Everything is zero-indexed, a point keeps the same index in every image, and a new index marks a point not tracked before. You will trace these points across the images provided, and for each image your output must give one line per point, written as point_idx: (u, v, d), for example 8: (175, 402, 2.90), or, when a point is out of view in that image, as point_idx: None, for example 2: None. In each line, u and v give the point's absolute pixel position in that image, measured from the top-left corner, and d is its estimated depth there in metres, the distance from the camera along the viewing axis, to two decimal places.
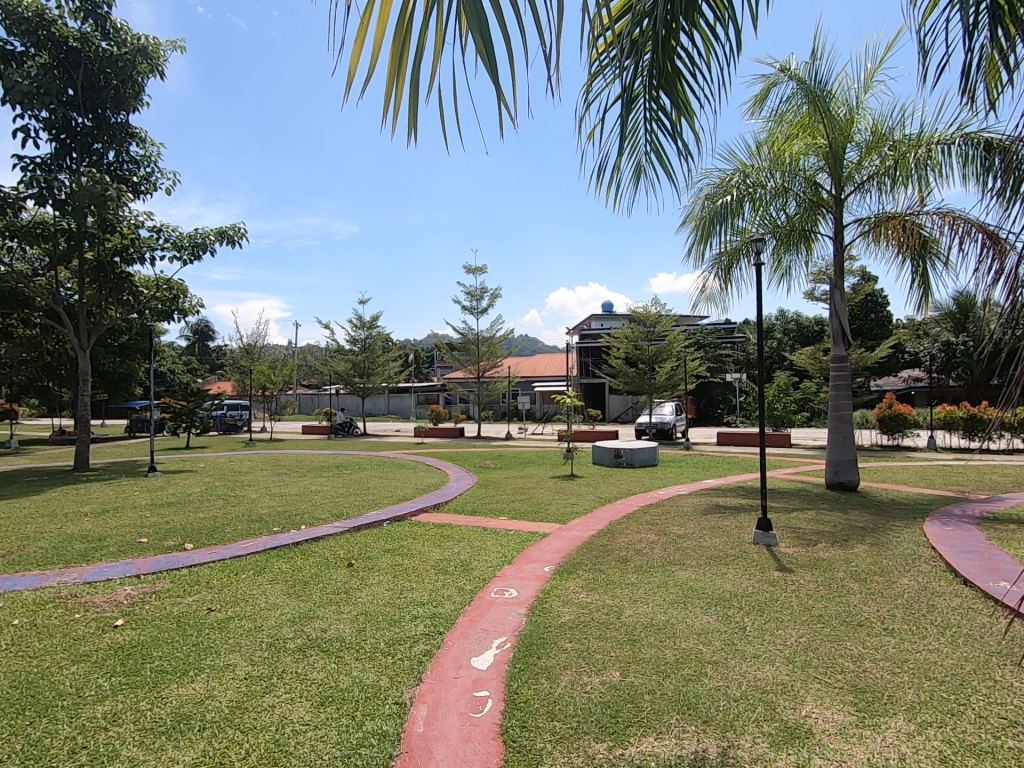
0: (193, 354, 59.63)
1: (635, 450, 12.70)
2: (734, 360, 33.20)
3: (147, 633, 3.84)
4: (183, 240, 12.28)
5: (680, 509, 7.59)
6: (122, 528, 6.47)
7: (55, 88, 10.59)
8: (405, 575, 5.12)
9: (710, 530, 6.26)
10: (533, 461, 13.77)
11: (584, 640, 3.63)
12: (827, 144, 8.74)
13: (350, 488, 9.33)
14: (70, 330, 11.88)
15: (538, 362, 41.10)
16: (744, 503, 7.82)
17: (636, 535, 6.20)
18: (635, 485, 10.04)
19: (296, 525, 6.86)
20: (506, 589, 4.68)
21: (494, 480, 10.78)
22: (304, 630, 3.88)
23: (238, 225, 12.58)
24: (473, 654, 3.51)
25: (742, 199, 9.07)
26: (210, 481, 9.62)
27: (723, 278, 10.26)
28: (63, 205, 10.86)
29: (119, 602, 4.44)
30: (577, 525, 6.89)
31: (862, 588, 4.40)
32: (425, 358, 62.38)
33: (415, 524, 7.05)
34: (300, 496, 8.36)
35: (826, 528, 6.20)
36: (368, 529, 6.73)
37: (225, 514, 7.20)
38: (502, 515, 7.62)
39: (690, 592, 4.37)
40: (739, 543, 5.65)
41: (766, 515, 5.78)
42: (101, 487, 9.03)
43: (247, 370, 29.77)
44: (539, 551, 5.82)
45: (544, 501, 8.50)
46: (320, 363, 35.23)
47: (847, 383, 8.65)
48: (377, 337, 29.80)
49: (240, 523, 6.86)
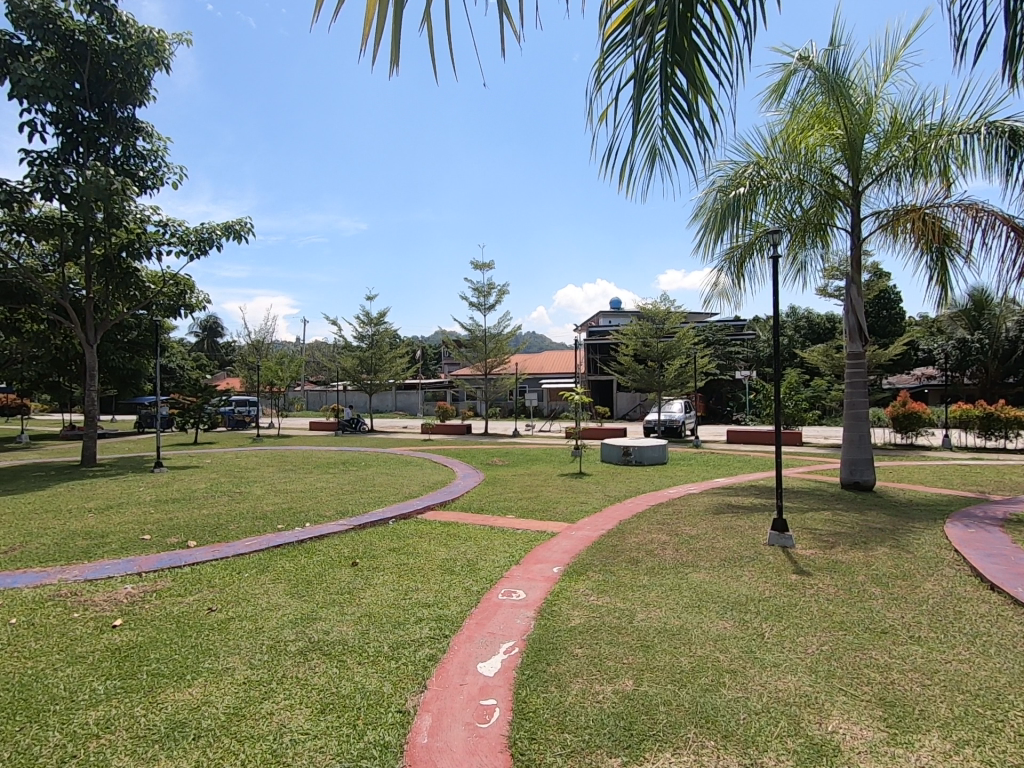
0: (202, 351, 59.91)
1: (644, 448, 12.52)
2: (743, 356, 32.90)
3: (145, 634, 3.74)
4: (189, 235, 12.22)
5: (691, 508, 7.42)
6: (125, 525, 6.40)
7: (62, 82, 10.53)
8: (410, 575, 4.99)
9: (723, 530, 6.10)
10: (541, 459, 13.62)
11: (595, 646, 3.49)
12: (845, 135, 8.52)
13: (356, 485, 9.23)
14: (77, 325, 11.83)
15: (545, 359, 40.92)
16: (757, 502, 7.64)
17: (648, 535, 6.04)
18: (645, 483, 9.88)
19: (301, 523, 6.76)
20: (513, 591, 4.55)
21: (502, 477, 10.65)
22: (306, 632, 3.77)
23: (244, 219, 12.48)
24: (480, 660, 3.38)
25: (756, 191, 8.87)
26: (216, 477, 9.55)
27: (736, 273, 10.06)
28: (69, 200, 10.79)
29: (119, 600, 4.35)
30: (586, 525, 6.75)
31: (884, 593, 4.23)
32: (432, 354, 62.37)
33: (421, 522, 6.93)
34: (306, 493, 8.27)
35: (843, 529, 6.02)
36: (374, 527, 6.63)
37: (229, 511, 7.11)
38: (510, 514, 7.49)
39: (704, 596, 4.22)
40: (753, 545, 5.48)
41: (782, 516, 5.62)
42: (107, 482, 8.99)
43: (254, 366, 29.82)
44: (548, 551, 5.69)
45: (553, 499, 8.36)
46: (328, 359, 35.25)
47: (863, 380, 8.45)
48: (384, 334, 29.75)
49: (245, 520, 6.76)
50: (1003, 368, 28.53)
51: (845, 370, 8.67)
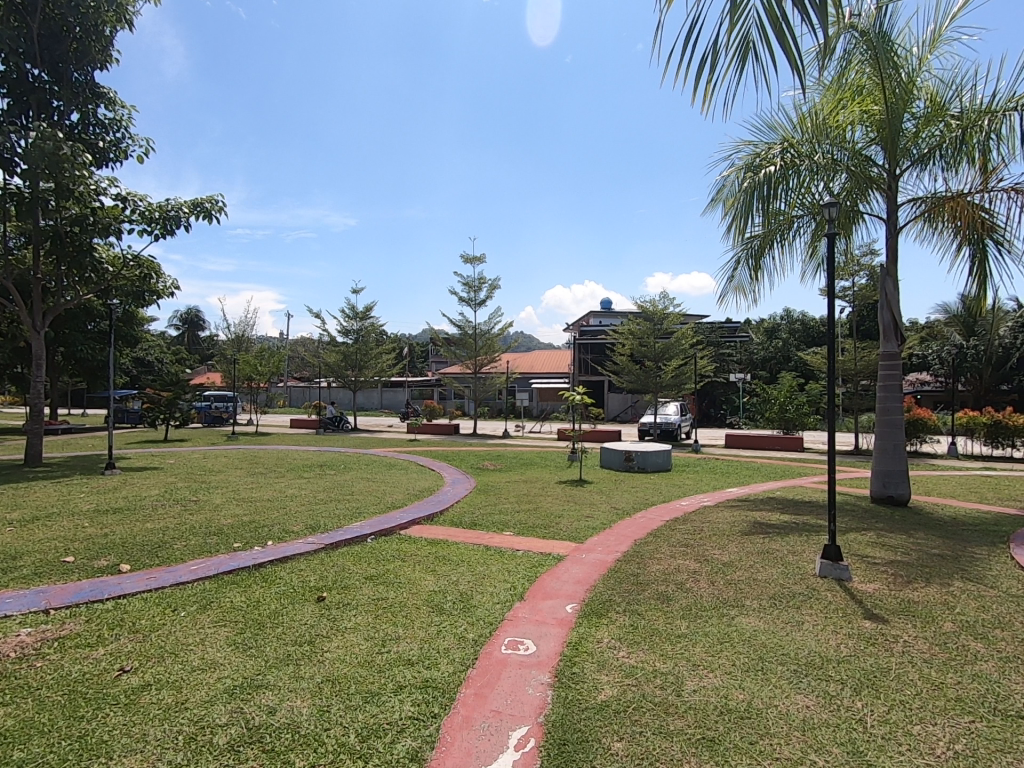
0: (183, 344, 58.32)
1: (648, 453, 11.62)
2: (737, 359, 32.44)
3: (20, 713, 2.72)
4: (153, 211, 11.11)
5: (714, 527, 6.51)
6: (47, 543, 5.31)
7: (6, 34, 9.35)
8: (390, 615, 4.01)
9: (760, 556, 5.19)
10: (535, 464, 12.63)
11: (638, 738, 2.54)
12: (883, 111, 7.76)
13: (332, 493, 8.18)
14: (23, 308, 10.61)
15: (536, 358, 40.14)
16: (787, 520, 6.75)
17: (673, 561, 5.10)
18: (652, 493, 8.98)
19: (262, 541, 5.71)
20: (520, 642, 3.59)
21: (495, 484, 9.67)
22: (244, 710, 2.77)
23: (215, 197, 11.33)
24: (484, 761, 2.41)
25: (784, 171, 8.09)
26: (172, 482, 8.45)
27: (754, 267, 9.19)
28: (13, 166, 9.64)
29: (4, 654, 3.31)
30: (597, 545, 5.81)
31: (992, 651, 3.33)
32: (419, 352, 61.44)
33: (404, 541, 5.94)
34: (273, 503, 7.20)
35: (901, 559, 5.15)
36: (348, 547, 5.63)
37: (178, 526, 6.05)
38: (507, 531, 6.52)
39: (766, 653, 3.29)
40: (803, 577, 4.59)
41: (836, 543, 4.75)
42: (44, 487, 7.82)
43: (232, 359, 28.50)
44: (556, 581, 4.73)
45: (554, 512, 7.41)
46: (310, 355, 34.04)
47: (898, 384, 7.63)
48: (370, 329, 28.66)
49: (195, 537, 5.70)
50: (997, 374, 28.36)
51: (878, 372, 7.84)
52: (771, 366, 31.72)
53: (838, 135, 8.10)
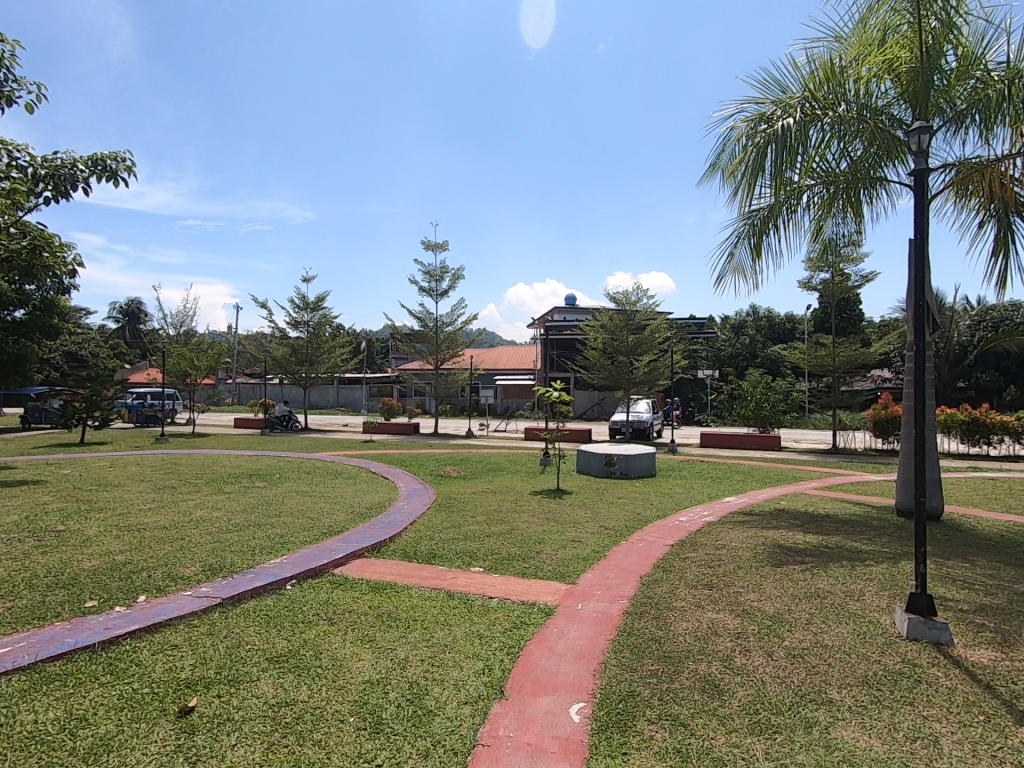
0: (122, 340, 54.05)
1: (631, 456, 10.35)
2: (705, 356, 31.95)
3: None
4: (39, 167, 9.05)
5: (733, 554, 5.23)
6: None
7: None
8: (292, 746, 2.46)
9: (815, 604, 3.91)
10: (505, 469, 11.25)
11: None
12: (913, 61, 6.75)
13: (254, 514, 6.51)
14: None
15: (500, 354, 38.78)
16: (815, 543, 5.54)
17: (702, 616, 3.76)
18: (644, 506, 7.68)
19: (131, 595, 4.05)
20: None
21: (459, 497, 8.20)
22: None
23: (121, 155, 9.25)
24: None
25: (802, 127, 6.91)
26: (41, 504, 6.54)
27: (756, 246, 7.97)
28: None
29: None
30: (596, 588, 4.41)
31: None
32: (379, 349, 59.57)
33: (337, 588, 4.40)
34: (169, 533, 5.50)
35: (987, 602, 4.00)
36: (254, 603, 4.04)
37: (11, 575, 4.28)
38: (476, 563, 5.07)
39: None
40: (889, 643, 3.33)
41: (926, 592, 3.51)
42: None
43: (165, 352, 25.72)
44: (549, 657, 3.29)
45: (533, 536, 5.98)
46: (256, 349, 31.47)
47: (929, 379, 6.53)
48: (322, 322, 26.46)
49: (27, 595, 3.96)
50: (953, 372, 28.85)
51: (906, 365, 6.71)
52: (738, 364, 31.35)
53: (858, 92, 7.09)
